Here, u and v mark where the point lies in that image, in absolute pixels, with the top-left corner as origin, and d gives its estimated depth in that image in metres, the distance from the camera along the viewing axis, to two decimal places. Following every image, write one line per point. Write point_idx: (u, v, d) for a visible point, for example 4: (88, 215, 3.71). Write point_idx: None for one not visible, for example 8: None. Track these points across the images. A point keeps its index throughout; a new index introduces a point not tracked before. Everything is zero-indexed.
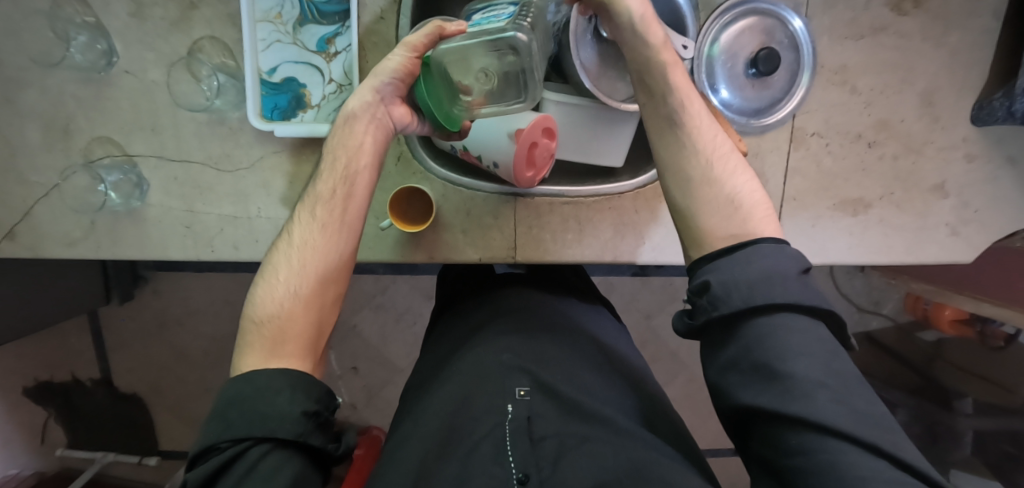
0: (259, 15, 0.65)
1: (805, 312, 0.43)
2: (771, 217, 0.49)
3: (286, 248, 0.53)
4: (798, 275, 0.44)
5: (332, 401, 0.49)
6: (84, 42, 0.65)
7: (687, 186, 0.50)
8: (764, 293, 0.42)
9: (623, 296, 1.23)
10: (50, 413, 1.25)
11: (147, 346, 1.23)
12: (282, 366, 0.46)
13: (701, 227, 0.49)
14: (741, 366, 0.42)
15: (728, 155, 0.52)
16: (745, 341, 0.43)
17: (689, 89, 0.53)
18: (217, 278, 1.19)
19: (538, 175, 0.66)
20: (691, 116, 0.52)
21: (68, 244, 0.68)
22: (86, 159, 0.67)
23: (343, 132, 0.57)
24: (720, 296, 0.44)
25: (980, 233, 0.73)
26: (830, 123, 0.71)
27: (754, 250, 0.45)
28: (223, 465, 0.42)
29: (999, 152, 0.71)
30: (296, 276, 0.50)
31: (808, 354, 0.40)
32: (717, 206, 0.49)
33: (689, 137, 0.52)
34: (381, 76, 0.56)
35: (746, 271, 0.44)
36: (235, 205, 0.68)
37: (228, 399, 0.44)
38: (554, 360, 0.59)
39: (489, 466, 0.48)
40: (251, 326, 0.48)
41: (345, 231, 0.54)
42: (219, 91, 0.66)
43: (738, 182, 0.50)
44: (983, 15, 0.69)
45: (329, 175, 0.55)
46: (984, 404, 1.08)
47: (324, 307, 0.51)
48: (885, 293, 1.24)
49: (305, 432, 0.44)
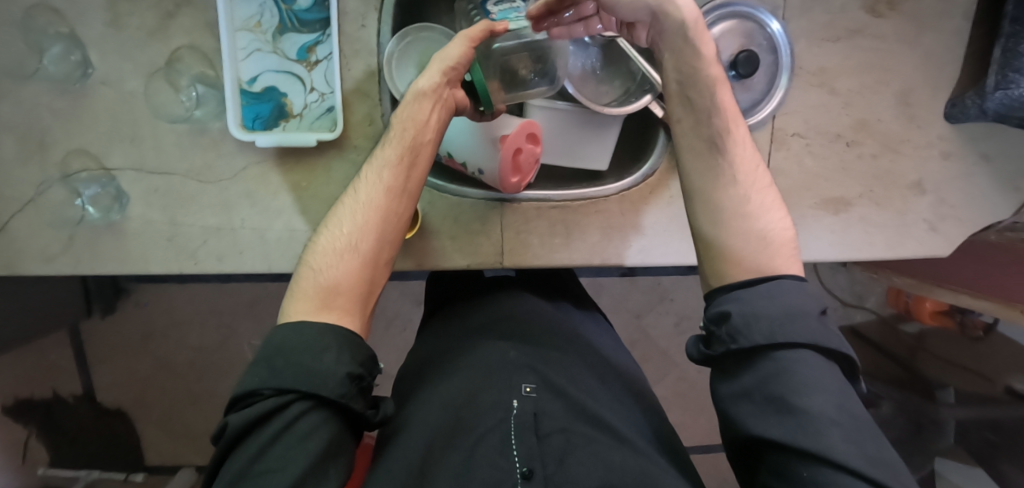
0: (239, 24, 0.65)
1: (822, 349, 0.44)
2: (795, 256, 0.49)
3: (348, 202, 0.52)
4: (819, 313, 0.45)
5: (375, 367, 0.47)
6: (58, 54, 0.64)
7: (719, 218, 0.50)
8: (788, 326, 0.43)
9: (612, 297, 1.24)
10: (32, 430, 1.19)
11: (131, 360, 1.20)
12: (328, 320, 0.45)
13: (725, 256, 0.49)
14: (755, 398, 0.43)
15: (764, 190, 0.52)
16: (763, 373, 0.43)
17: (733, 113, 0.54)
18: (203, 288, 1.18)
19: (523, 181, 0.65)
20: (736, 138, 0.53)
21: (45, 260, 0.66)
22: (63, 173, 0.66)
23: (411, 104, 0.53)
24: (741, 328, 0.44)
25: (957, 228, 0.74)
26: (810, 124, 0.72)
27: (785, 281, 0.46)
28: (264, 416, 0.41)
29: (974, 148, 0.73)
30: (357, 231, 0.50)
31: (824, 390, 0.41)
32: (748, 240, 0.49)
33: (730, 164, 0.52)
34: (446, 61, 0.54)
35: (773, 305, 0.44)
36: (218, 216, 0.67)
37: (275, 347, 0.43)
38: (556, 359, 0.59)
39: (494, 458, 0.48)
40: (307, 272, 0.48)
41: (405, 198, 0.52)
42: (199, 102, 0.66)
43: (773, 219, 0.50)
44: (955, 17, 0.71)
45: (395, 139, 0.53)
46: (965, 394, 1.11)
47: (377, 267, 0.50)
48: (868, 286, 1.27)
49: (348, 395, 0.43)
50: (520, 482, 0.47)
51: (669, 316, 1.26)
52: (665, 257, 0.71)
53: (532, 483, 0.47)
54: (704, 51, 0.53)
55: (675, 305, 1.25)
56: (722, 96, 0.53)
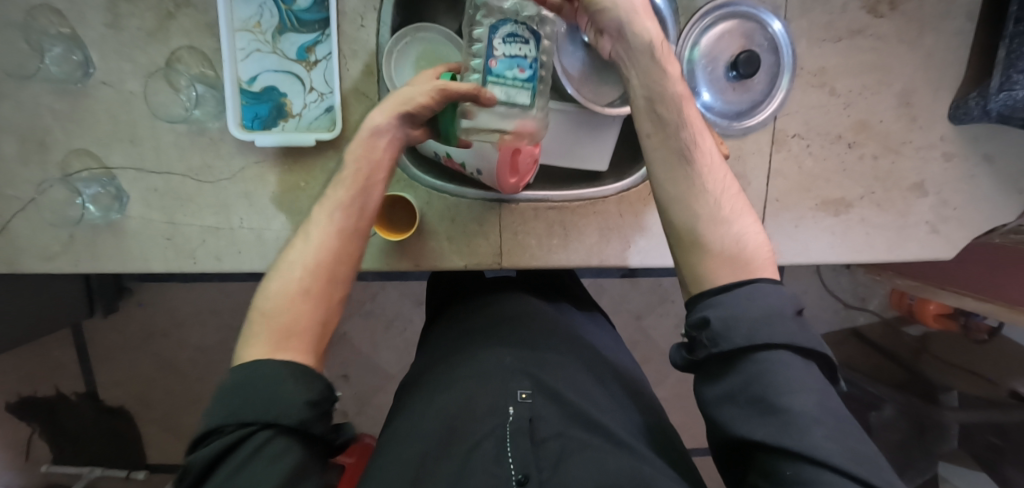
0: (238, 24, 0.65)
1: (801, 352, 0.43)
2: (771, 261, 0.49)
3: (299, 243, 0.51)
4: (796, 316, 0.45)
5: (333, 395, 0.46)
6: (59, 54, 0.64)
7: (694, 226, 0.49)
8: (763, 332, 0.43)
9: (613, 298, 1.23)
10: (35, 429, 1.22)
11: (134, 358, 1.21)
12: (285, 360, 0.45)
13: (702, 266, 0.48)
14: (739, 400, 0.43)
15: (734, 197, 0.51)
16: (744, 378, 0.43)
17: (700, 122, 0.53)
18: (204, 287, 1.18)
19: (521, 181, 0.66)
20: (701, 150, 0.51)
21: (45, 259, 0.67)
22: (63, 172, 0.66)
23: (365, 142, 0.53)
24: (721, 333, 0.44)
25: (959, 230, 0.74)
26: (810, 125, 0.72)
27: (759, 286, 0.46)
28: (229, 448, 0.42)
29: (976, 150, 0.73)
30: (308, 272, 0.48)
31: (805, 390, 0.41)
32: (721, 248, 0.48)
33: (698, 176, 0.51)
34: (404, 104, 0.53)
35: (748, 314, 0.44)
36: (216, 216, 0.67)
37: (231, 388, 0.43)
38: (554, 365, 0.59)
39: (489, 465, 0.48)
40: (258, 317, 0.47)
41: (357, 234, 0.52)
42: (198, 102, 0.66)
43: (743, 223, 0.49)
44: (958, 17, 0.70)
45: (349, 176, 0.52)
46: (970, 396, 1.08)
47: (332, 304, 0.49)
48: (871, 289, 1.27)
49: (307, 421, 0.43)
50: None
51: (670, 318, 1.25)
52: (664, 259, 0.71)
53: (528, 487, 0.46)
54: (669, 68, 0.53)
55: (676, 306, 1.24)
56: (689, 108, 0.52)
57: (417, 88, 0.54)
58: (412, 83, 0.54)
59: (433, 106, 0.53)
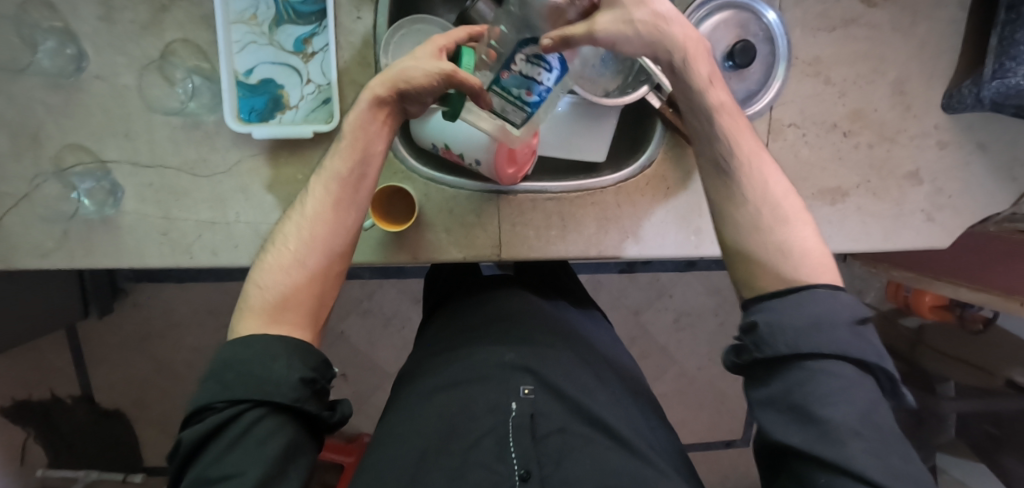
0: (233, 17, 0.64)
1: (851, 358, 0.43)
2: (828, 266, 0.49)
3: (295, 218, 0.52)
4: (852, 325, 0.44)
5: (328, 371, 0.48)
6: (52, 48, 0.64)
7: (739, 234, 0.51)
8: (812, 339, 0.43)
9: (610, 293, 1.23)
10: (29, 434, 1.21)
11: (129, 360, 1.20)
12: (280, 333, 0.46)
13: (750, 271, 0.50)
14: (778, 405, 0.43)
15: (788, 201, 0.51)
16: (788, 381, 0.43)
17: (743, 131, 0.53)
18: (199, 287, 1.17)
19: (519, 172, 0.66)
20: (746, 154, 0.52)
21: (41, 255, 0.66)
22: (57, 167, 0.65)
23: (363, 116, 0.52)
24: (765, 338, 0.45)
25: (954, 218, 0.74)
26: (805, 114, 0.72)
27: (811, 294, 0.46)
28: (217, 428, 0.42)
29: (970, 138, 0.73)
30: (306, 247, 0.50)
31: (849, 400, 0.41)
32: (769, 256, 0.49)
33: (747, 184, 0.51)
34: (404, 82, 0.51)
35: (794, 316, 0.45)
36: (212, 209, 0.66)
37: (223, 362, 0.44)
38: (555, 360, 0.58)
39: (491, 462, 0.48)
40: (254, 290, 0.49)
41: (354, 210, 0.53)
42: (194, 94, 0.66)
43: (799, 227, 0.50)
44: (949, 6, 0.71)
45: (346, 149, 0.52)
46: (966, 387, 1.08)
47: (328, 278, 0.51)
48: (867, 281, 1.27)
49: (302, 398, 0.45)
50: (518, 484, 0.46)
51: (668, 312, 1.25)
52: (661, 249, 0.71)
53: (530, 484, 0.46)
54: (699, 70, 0.51)
55: (674, 301, 1.25)
56: (726, 122, 0.52)
57: (421, 65, 0.51)
58: (420, 59, 0.52)
59: (433, 88, 0.51)
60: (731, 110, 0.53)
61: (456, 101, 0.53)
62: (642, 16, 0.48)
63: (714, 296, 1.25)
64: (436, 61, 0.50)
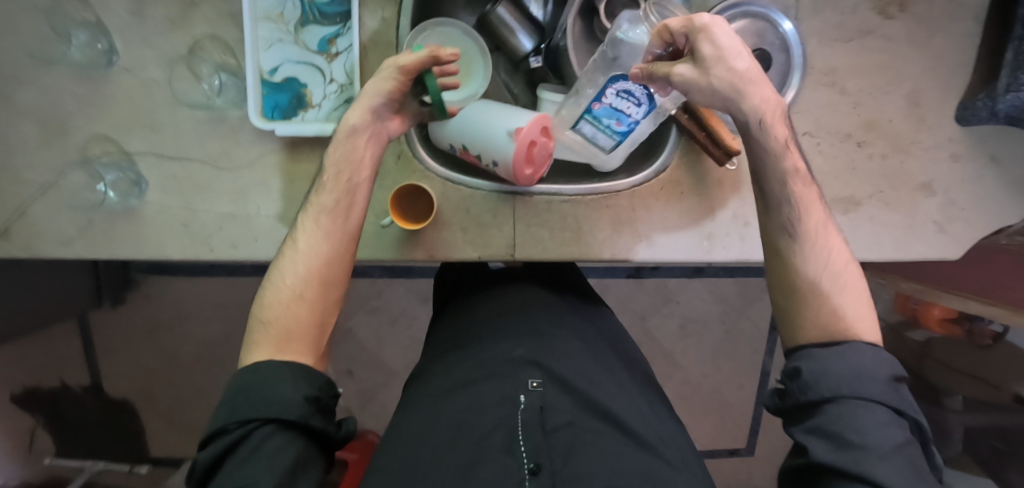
0: (261, 14, 0.66)
1: (887, 406, 0.45)
2: (874, 330, 0.51)
3: (290, 253, 0.52)
4: (889, 383, 0.46)
5: (333, 389, 0.49)
6: (84, 40, 0.65)
7: (796, 297, 0.52)
8: (852, 385, 0.45)
9: (618, 298, 1.24)
10: (37, 422, 1.22)
11: (138, 351, 1.21)
12: (286, 360, 0.47)
13: (799, 329, 0.52)
14: (816, 435, 0.45)
15: (844, 270, 0.52)
16: (821, 420, 0.46)
17: (810, 198, 0.54)
18: (210, 280, 1.19)
19: (537, 173, 0.65)
20: (812, 223, 0.53)
21: (63, 243, 0.67)
22: (84, 157, 0.67)
23: (344, 144, 0.55)
24: (809, 383, 0.47)
25: (966, 230, 0.74)
26: (820, 123, 0.73)
27: (852, 350, 0.48)
28: (230, 448, 0.43)
29: (984, 151, 0.74)
30: (302, 279, 0.50)
31: (881, 430, 0.43)
32: (821, 320, 0.51)
33: (810, 250, 0.52)
34: (372, 95, 0.54)
35: (838, 364, 0.47)
36: (234, 203, 0.68)
37: (235, 389, 0.45)
38: (564, 355, 0.59)
39: (499, 455, 0.47)
40: (258, 325, 0.49)
41: (347, 238, 0.54)
42: (221, 90, 0.67)
43: (852, 294, 0.51)
44: (965, 20, 0.71)
45: (331, 183, 0.54)
46: (972, 400, 1.10)
47: (327, 305, 0.51)
48: (875, 292, 1.27)
49: (308, 415, 0.45)
50: (528, 478, 0.45)
51: (674, 318, 1.26)
52: (674, 254, 0.72)
53: (541, 477, 0.45)
54: (777, 133, 0.53)
55: (680, 307, 1.25)
56: (798, 189, 0.53)
57: (381, 77, 0.54)
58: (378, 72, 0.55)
59: (400, 85, 0.54)
60: (800, 178, 0.54)
61: (427, 80, 0.54)
62: (719, 72, 0.50)
63: (721, 303, 1.25)
64: (390, 62, 0.54)
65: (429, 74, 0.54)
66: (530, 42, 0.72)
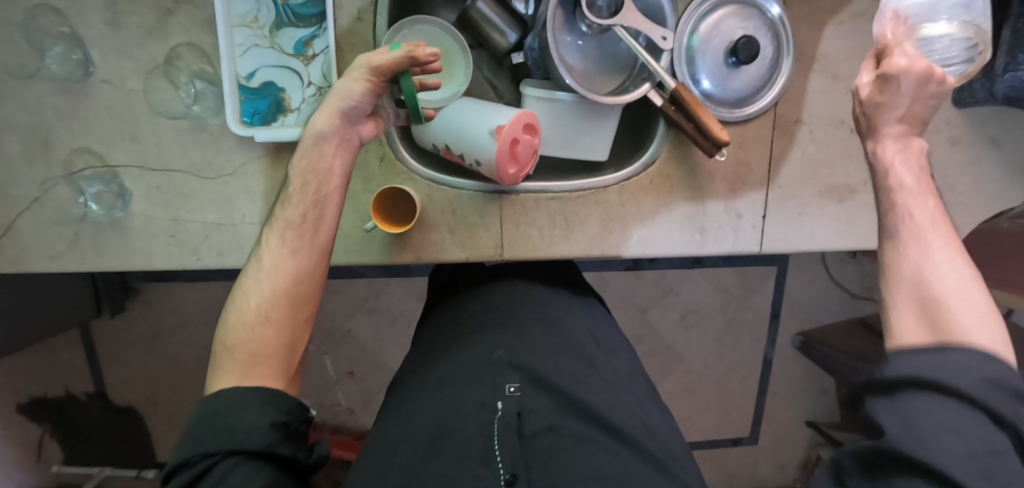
0: (236, 20, 0.64)
1: (972, 403, 0.34)
2: (995, 329, 0.39)
3: (253, 273, 0.52)
4: (993, 384, 0.35)
5: (303, 413, 0.48)
6: (60, 53, 0.64)
7: (890, 290, 0.44)
8: (937, 372, 0.36)
9: (617, 291, 1.22)
10: (45, 430, 1.24)
11: (140, 359, 1.22)
12: (252, 384, 0.46)
13: (893, 325, 0.42)
14: (885, 412, 0.37)
15: (950, 265, 0.42)
16: (892, 403, 0.37)
17: (926, 197, 0.46)
18: (208, 287, 1.18)
19: (522, 172, 0.63)
20: (917, 223, 0.45)
21: (52, 257, 0.68)
22: (67, 171, 0.67)
23: (311, 152, 0.55)
24: (886, 365, 0.39)
25: (965, 214, 0.74)
26: (813, 111, 0.70)
27: (955, 351, 0.37)
28: (195, 480, 0.41)
29: (982, 133, 0.72)
30: (267, 300, 0.50)
31: (955, 427, 0.33)
32: (919, 310, 0.41)
33: (908, 245, 0.44)
34: (346, 97, 0.54)
35: (925, 356, 0.38)
36: (219, 212, 0.68)
37: (198, 418, 0.44)
38: (542, 351, 0.58)
39: (472, 465, 0.45)
40: (223, 350, 0.48)
41: (315, 254, 0.53)
42: (197, 97, 0.66)
43: (976, 312, 0.39)
44: None
45: (297, 197, 0.54)
46: None
47: (297, 325, 0.50)
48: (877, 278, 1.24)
49: (275, 442, 0.44)
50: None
51: (675, 310, 1.24)
52: (664, 248, 0.71)
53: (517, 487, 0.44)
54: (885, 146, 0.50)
55: (681, 299, 1.23)
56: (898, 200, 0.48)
57: (354, 77, 0.54)
58: (353, 70, 0.55)
59: (374, 87, 0.54)
60: (911, 184, 0.47)
61: (401, 80, 0.53)
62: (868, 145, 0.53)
63: (721, 295, 1.23)
64: (366, 62, 0.53)
65: (405, 75, 0.53)
66: (514, 35, 0.71)
